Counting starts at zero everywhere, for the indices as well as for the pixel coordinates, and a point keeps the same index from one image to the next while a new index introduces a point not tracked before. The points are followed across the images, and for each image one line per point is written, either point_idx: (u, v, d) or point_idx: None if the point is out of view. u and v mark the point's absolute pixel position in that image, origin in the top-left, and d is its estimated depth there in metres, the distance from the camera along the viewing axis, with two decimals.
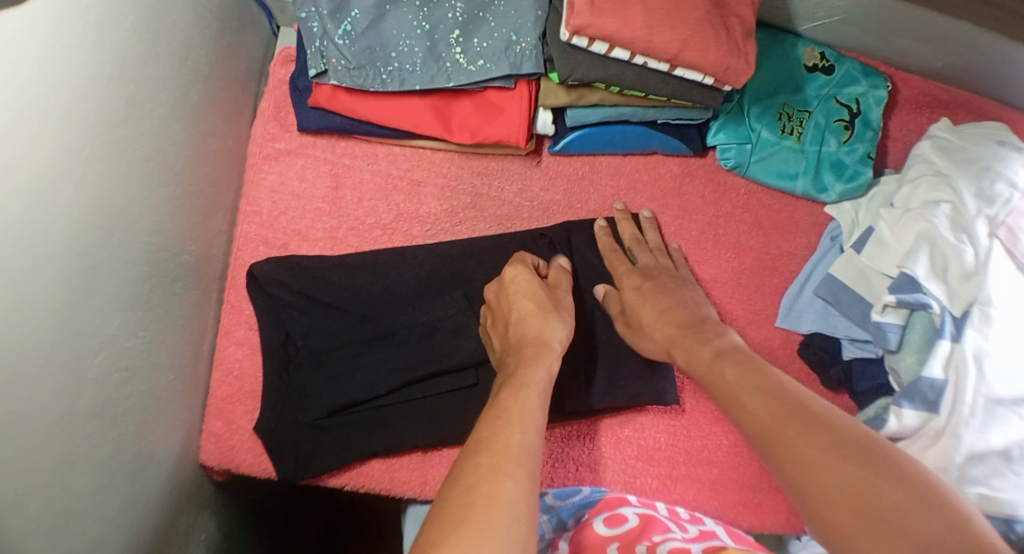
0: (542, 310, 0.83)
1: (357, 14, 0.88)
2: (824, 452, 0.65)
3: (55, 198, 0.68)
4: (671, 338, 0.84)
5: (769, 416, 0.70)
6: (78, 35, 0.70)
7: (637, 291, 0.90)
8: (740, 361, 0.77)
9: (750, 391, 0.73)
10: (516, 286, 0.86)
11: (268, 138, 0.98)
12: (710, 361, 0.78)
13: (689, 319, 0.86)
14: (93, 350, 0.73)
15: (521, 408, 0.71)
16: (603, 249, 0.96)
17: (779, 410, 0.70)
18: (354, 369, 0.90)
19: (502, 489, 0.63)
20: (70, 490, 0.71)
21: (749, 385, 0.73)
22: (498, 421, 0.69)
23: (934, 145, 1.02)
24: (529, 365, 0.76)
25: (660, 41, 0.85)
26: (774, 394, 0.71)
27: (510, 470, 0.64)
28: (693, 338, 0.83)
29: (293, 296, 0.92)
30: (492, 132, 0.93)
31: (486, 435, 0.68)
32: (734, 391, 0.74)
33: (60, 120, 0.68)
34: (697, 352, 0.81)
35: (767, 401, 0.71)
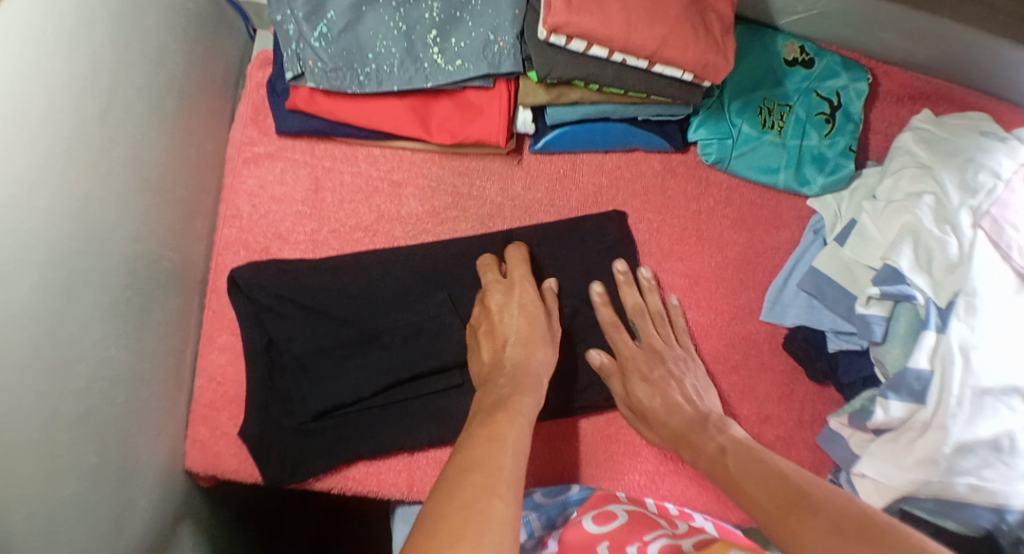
0: (534, 333, 0.84)
1: (334, 16, 0.87)
2: (828, 526, 0.66)
3: (29, 210, 0.67)
4: (678, 433, 0.87)
5: (777, 503, 0.72)
6: (49, 45, 0.69)
7: (647, 386, 0.90)
8: (742, 454, 0.80)
9: (758, 480, 0.75)
10: (513, 299, 0.87)
11: (247, 141, 0.97)
12: (716, 456, 0.82)
13: (695, 413, 0.88)
14: (73, 361, 0.72)
15: (516, 435, 0.72)
16: (606, 324, 0.95)
17: (774, 497, 0.72)
18: (338, 374, 0.89)
19: (494, 508, 0.63)
20: (53, 503, 0.70)
21: (751, 474, 0.77)
22: (491, 444, 0.70)
23: (916, 137, 1.02)
24: (517, 395, 0.78)
25: (638, 38, 0.84)
26: (780, 481, 0.74)
27: (503, 492, 0.65)
28: (699, 433, 0.86)
29: (275, 301, 0.92)
30: (472, 131, 0.93)
31: (478, 457, 0.68)
32: (738, 485, 0.77)
33: (32, 132, 0.67)
34: (703, 448, 0.84)
35: (772, 488, 0.74)
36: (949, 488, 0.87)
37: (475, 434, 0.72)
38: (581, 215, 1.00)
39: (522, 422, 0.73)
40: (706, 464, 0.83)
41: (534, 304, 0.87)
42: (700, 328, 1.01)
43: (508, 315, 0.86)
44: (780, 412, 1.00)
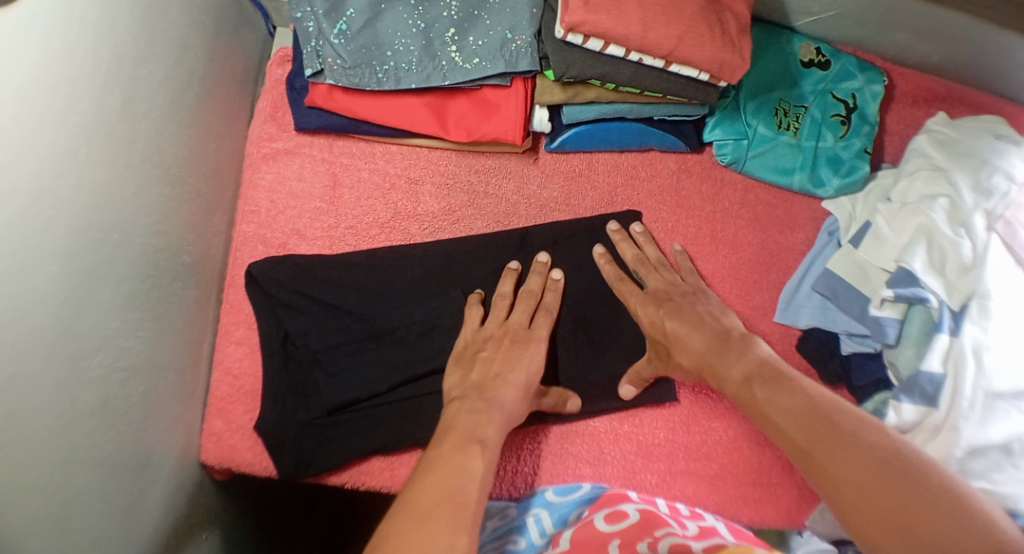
0: (526, 383, 0.86)
1: (353, 13, 0.88)
2: (861, 469, 0.74)
3: (52, 199, 0.68)
4: (704, 359, 0.89)
5: (855, 470, 0.75)
6: (73, 37, 0.70)
7: (654, 319, 0.92)
8: (768, 381, 0.84)
9: (836, 440, 0.77)
10: (524, 341, 0.89)
11: (266, 137, 0.98)
12: (746, 378, 0.85)
13: (719, 338, 0.89)
14: (92, 350, 0.73)
15: (477, 468, 0.76)
16: (611, 279, 0.96)
17: (806, 431, 0.79)
18: (352, 369, 0.90)
19: (436, 536, 0.69)
20: (70, 490, 0.71)
21: (781, 402, 0.82)
22: (448, 474, 0.75)
23: (931, 139, 1.02)
24: (486, 427, 0.81)
25: (655, 37, 0.85)
26: (864, 449, 0.76)
27: (446, 523, 0.70)
28: (722, 360, 0.87)
29: (292, 296, 0.93)
30: (489, 130, 0.93)
31: (434, 484, 0.74)
32: (768, 414, 0.82)
33: (56, 122, 0.68)
34: (728, 373, 0.87)
35: (859, 456, 0.75)
36: None
37: (434, 455, 0.77)
38: (595, 215, 1.00)
39: (480, 464, 0.77)
40: (742, 398, 0.85)
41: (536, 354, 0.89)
42: None
43: (514, 354, 0.88)
44: None
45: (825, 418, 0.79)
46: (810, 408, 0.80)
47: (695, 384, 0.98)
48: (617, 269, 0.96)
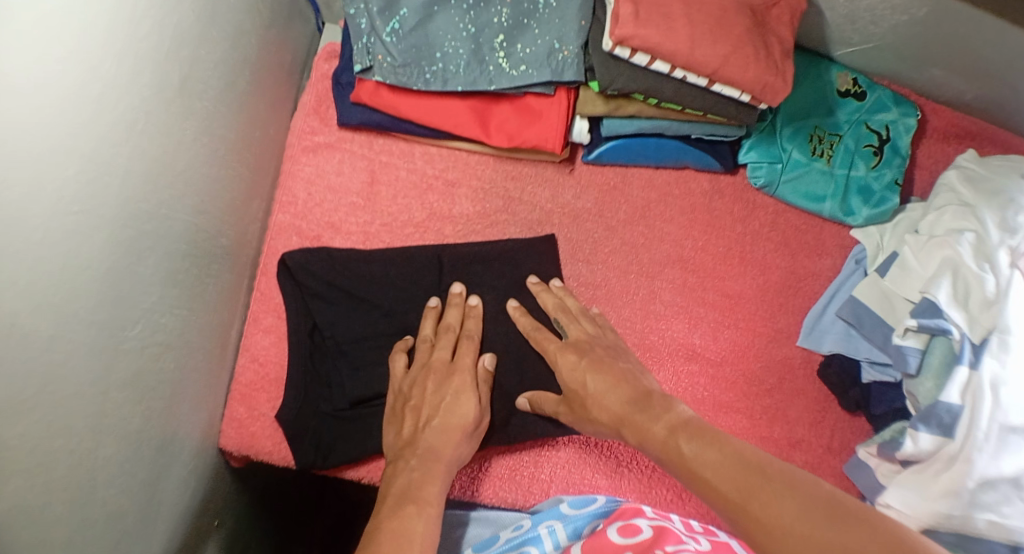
0: (461, 425, 0.84)
1: (406, 13, 0.90)
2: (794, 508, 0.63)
3: (109, 166, 0.69)
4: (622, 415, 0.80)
5: (713, 476, 0.69)
6: (140, 9, 0.71)
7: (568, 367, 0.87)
8: (696, 434, 0.72)
9: (685, 459, 0.71)
10: (426, 373, 0.87)
11: (308, 130, 1.00)
12: (619, 403, 0.80)
13: (573, 398, 0.86)
14: (130, 321, 0.74)
15: (433, 497, 0.78)
16: (527, 330, 0.92)
17: (726, 478, 0.67)
18: (380, 362, 0.91)
19: None
20: (97, 459, 0.71)
21: (701, 453, 0.71)
22: (405, 510, 0.75)
23: (961, 175, 1.04)
24: (428, 481, 0.79)
25: (701, 55, 0.86)
26: (713, 453, 0.70)
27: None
28: (643, 418, 0.77)
29: (326, 288, 0.93)
30: (530, 137, 0.95)
31: (389, 527, 0.73)
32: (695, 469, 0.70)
33: (118, 91, 0.69)
34: (649, 430, 0.76)
35: (708, 462, 0.70)
36: (969, 523, 0.87)
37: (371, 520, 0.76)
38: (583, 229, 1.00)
39: (438, 488, 0.78)
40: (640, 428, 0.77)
41: (467, 395, 0.86)
42: (738, 348, 1.01)
43: (433, 399, 0.85)
44: (812, 437, 1.00)
45: (680, 438, 0.73)
46: (669, 433, 0.74)
47: (717, 402, 0.99)
48: (532, 320, 0.93)
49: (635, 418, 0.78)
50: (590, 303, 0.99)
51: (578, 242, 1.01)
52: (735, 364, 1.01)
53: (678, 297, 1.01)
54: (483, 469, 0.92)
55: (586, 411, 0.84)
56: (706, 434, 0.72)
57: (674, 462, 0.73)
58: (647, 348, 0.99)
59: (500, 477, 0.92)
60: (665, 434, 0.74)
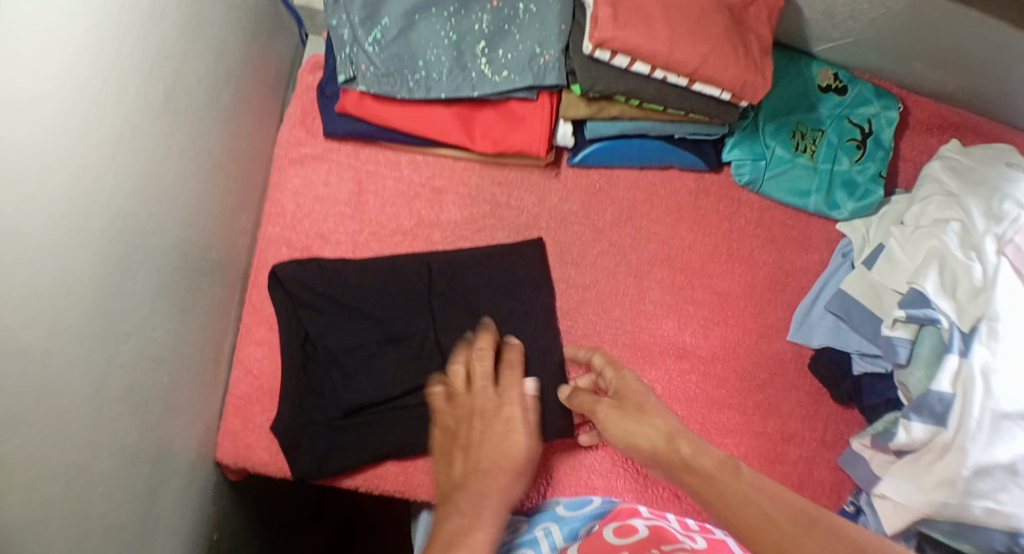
0: (511, 457, 0.81)
1: (388, 22, 0.91)
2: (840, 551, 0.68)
3: (98, 182, 0.70)
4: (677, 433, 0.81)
5: (758, 518, 0.72)
6: (125, 26, 0.72)
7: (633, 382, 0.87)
8: (751, 476, 0.76)
9: (735, 500, 0.74)
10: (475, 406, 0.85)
11: (295, 142, 1.00)
12: (671, 429, 0.81)
13: (628, 406, 0.84)
14: (123, 335, 0.75)
15: (487, 536, 0.73)
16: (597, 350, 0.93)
17: (788, 517, 0.71)
18: (371, 370, 0.91)
19: None
20: (92, 474, 0.71)
21: (755, 493, 0.74)
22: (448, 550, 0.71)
23: (944, 165, 1.04)
24: (478, 521, 0.74)
25: (680, 56, 0.87)
26: (761, 497, 0.73)
27: None
28: (699, 448, 0.79)
29: (315, 297, 0.93)
30: (514, 141, 0.95)
31: None
32: (754, 501, 0.73)
33: (104, 107, 0.70)
34: (704, 460, 0.78)
35: (755, 505, 0.72)
36: (966, 511, 0.87)
37: None
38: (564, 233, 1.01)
39: (487, 534, 0.73)
40: (682, 461, 0.79)
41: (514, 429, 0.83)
42: (729, 345, 1.02)
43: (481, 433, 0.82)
44: (805, 431, 1.01)
45: (731, 478, 0.76)
46: (719, 468, 0.77)
47: (709, 399, 0.99)
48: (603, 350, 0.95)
49: (677, 453, 0.79)
50: (580, 305, 1.00)
51: (566, 245, 1.02)
52: (726, 361, 1.01)
53: (668, 296, 1.02)
54: None
55: (641, 419, 0.82)
56: (753, 479, 0.75)
57: (717, 500, 0.75)
58: (638, 348, 0.99)
59: None
60: (715, 469, 0.77)
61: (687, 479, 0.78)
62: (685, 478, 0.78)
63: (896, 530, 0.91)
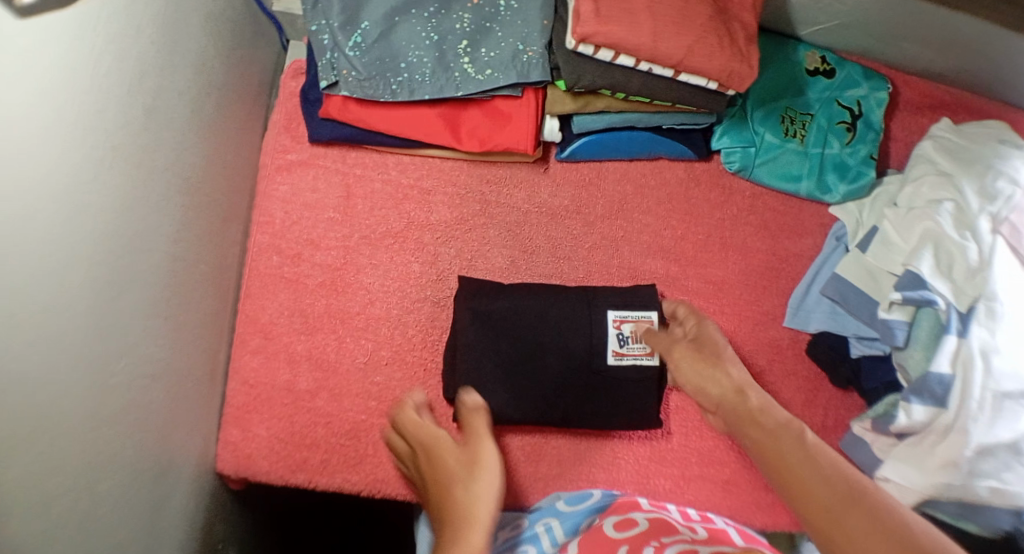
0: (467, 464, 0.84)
1: (368, 25, 0.90)
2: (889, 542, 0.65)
3: (81, 204, 0.69)
4: (738, 388, 0.84)
5: (824, 497, 0.71)
6: (102, 46, 0.71)
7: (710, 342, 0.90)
8: (798, 444, 0.76)
9: (796, 458, 0.75)
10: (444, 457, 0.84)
11: (281, 149, 1.00)
12: (732, 388, 0.84)
13: (705, 357, 0.88)
14: (116, 357, 0.75)
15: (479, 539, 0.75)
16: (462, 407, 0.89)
17: (831, 490, 0.71)
18: (562, 389, 0.92)
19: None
20: (92, 496, 0.72)
21: (806, 464, 0.74)
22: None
23: (936, 145, 1.04)
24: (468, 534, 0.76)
25: (665, 47, 0.86)
26: (828, 467, 0.73)
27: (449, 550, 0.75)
28: (764, 411, 0.81)
29: (505, 335, 0.92)
30: (501, 139, 0.95)
31: None
32: (806, 479, 0.73)
33: (84, 128, 0.69)
34: (761, 421, 0.80)
35: (820, 474, 0.73)
36: (970, 491, 0.88)
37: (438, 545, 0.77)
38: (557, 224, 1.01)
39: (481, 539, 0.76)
40: (738, 413, 0.82)
41: (489, 476, 0.83)
42: (725, 334, 1.02)
43: (456, 474, 0.83)
44: (805, 417, 1.01)
45: (793, 439, 0.77)
46: (779, 428, 0.78)
47: None
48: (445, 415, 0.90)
49: (734, 402, 0.83)
50: None
51: (558, 240, 1.01)
52: None
53: (663, 288, 1.02)
54: None
55: (716, 367, 0.87)
56: (815, 443, 0.76)
57: (774, 458, 0.76)
58: None
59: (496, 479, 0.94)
60: (777, 427, 0.79)
61: (750, 432, 0.80)
62: (743, 431, 0.81)
63: None
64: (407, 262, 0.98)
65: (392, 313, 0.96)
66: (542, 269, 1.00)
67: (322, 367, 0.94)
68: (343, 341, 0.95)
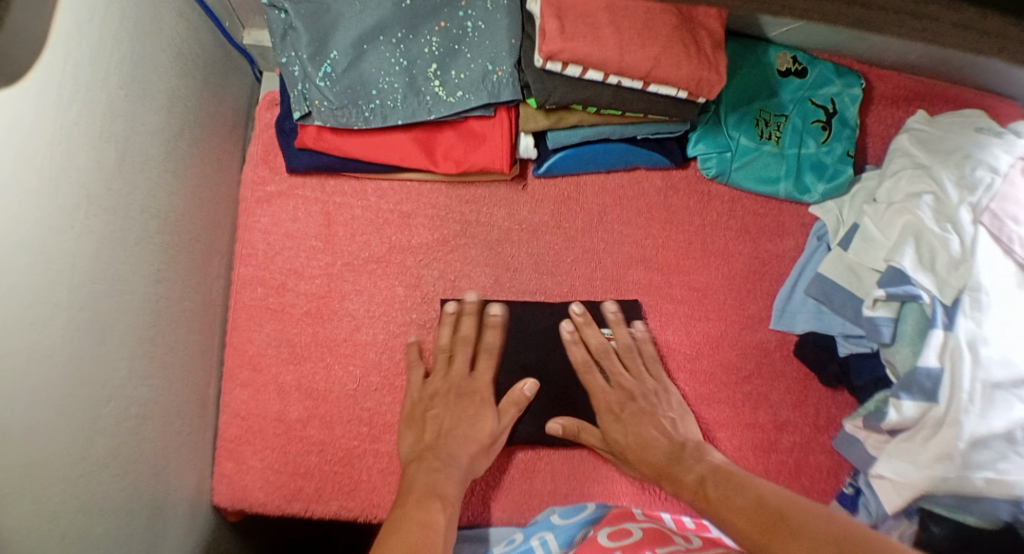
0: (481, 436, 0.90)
1: (337, 55, 0.90)
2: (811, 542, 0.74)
3: (56, 253, 0.69)
4: (678, 447, 0.92)
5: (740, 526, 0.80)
6: (66, 96, 0.70)
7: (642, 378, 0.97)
8: (719, 483, 0.86)
9: (736, 510, 0.82)
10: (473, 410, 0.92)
11: (259, 181, 1.00)
12: (664, 448, 0.92)
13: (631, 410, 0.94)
14: (103, 400, 0.75)
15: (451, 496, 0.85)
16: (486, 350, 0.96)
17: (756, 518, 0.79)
18: (557, 401, 0.96)
19: (431, 517, 0.81)
20: (87, 539, 0.72)
21: (742, 510, 0.81)
22: (424, 505, 0.82)
23: (913, 138, 1.04)
24: (446, 485, 0.86)
25: (632, 59, 0.86)
26: (750, 498, 0.82)
27: (438, 502, 0.83)
28: (681, 464, 0.90)
29: (502, 345, 0.97)
30: (477, 160, 0.96)
31: (412, 513, 0.81)
32: (724, 511, 0.83)
33: (54, 178, 0.69)
34: (684, 480, 0.89)
35: (739, 503, 0.82)
36: (966, 483, 0.87)
37: (404, 496, 0.84)
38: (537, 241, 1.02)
39: (455, 500, 0.85)
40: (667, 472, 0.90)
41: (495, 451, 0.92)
42: (712, 339, 1.02)
43: (473, 436, 0.90)
44: (796, 418, 1.02)
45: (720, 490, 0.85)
46: (710, 481, 0.86)
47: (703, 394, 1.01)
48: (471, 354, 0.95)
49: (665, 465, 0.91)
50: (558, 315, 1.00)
51: (540, 255, 1.02)
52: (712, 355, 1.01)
53: (646, 297, 1.02)
54: (473, 491, 0.94)
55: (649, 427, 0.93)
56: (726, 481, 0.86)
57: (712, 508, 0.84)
58: None
59: (492, 497, 0.95)
60: (696, 482, 0.87)
61: (684, 493, 0.88)
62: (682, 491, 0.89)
63: (897, 508, 0.91)
64: (390, 286, 0.98)
65: (378, 339, 0.97)
66: (525, 285, 1.00)
67: (312, 396, 0.94)
68: (331, 369, 0.95)
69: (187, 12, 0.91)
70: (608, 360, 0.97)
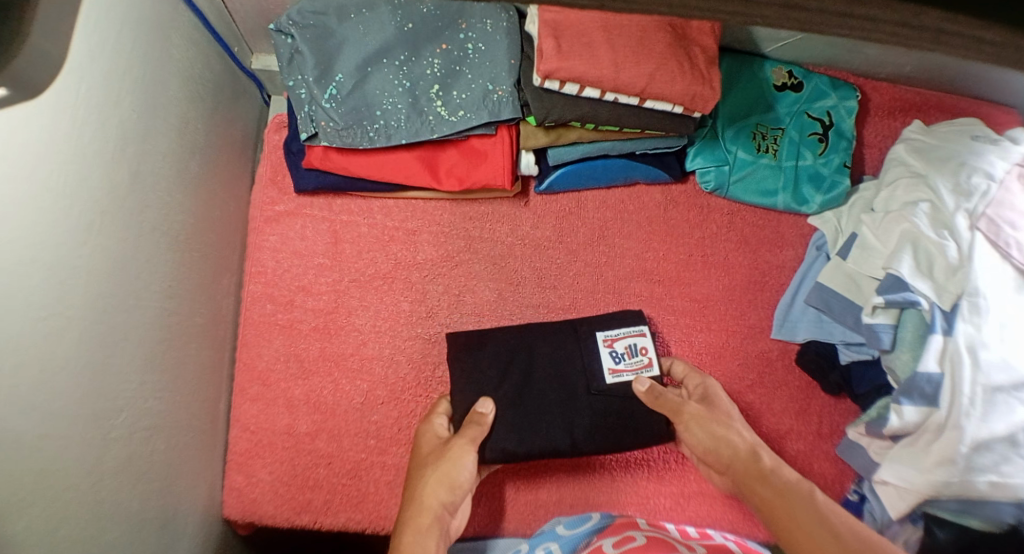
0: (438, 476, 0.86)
1: (342, 77, 0.93)
2: None
3: (70, 268, 0.71)
4: (752, 450, 0.87)
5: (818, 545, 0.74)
6: (81, 116, 0.72)
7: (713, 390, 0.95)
8: (807, 503, 0.79)
9: (803, 526, 0.77)
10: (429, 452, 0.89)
11: (268, 201, 1.03)
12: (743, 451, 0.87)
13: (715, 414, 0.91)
14: (115, 411, 0.77)
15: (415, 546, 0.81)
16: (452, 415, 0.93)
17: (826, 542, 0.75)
18: (562, 411, 0.93)
19: None
20: (100, 545, 0.74)
21: (818, 528, 0.76)
22: None
23: (909, 148, 1.06)
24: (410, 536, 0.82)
25: (627, 77, 0.89)
26: (823, 522, 0.77)
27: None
28: (762, 470, 0.85)
29: (503, 364, 0.94)
30: (479, 177, 0.98)
31: None
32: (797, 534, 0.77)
33: (69, 197, 0.71)
34: (761, 483, 0.84)
35: (810, 528, 0.77)
36: (969, 486, 0.88)
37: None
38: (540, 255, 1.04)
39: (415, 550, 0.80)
40: (745, 474, 0.86)
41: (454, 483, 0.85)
42: (714, 350, 1.04)
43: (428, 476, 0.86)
44: (799, 426, 1.03)
45: (799, 500, 0.80)
46: (789, 490, 0.82)
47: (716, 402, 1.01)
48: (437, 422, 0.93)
49: (745, 464, 0.87)
50: None
51: (542, 270, 1.04)
52: (714, 365, 1.03)
53: (647, 309, 1.04)
54: (480, 503, 0.96)
55: (727, 430, 0.90)
56: (826, 503, 0.79)
57: (784, 520, 0.79)
58: None
59: (498, 508, 0.96)
60: (775, 492, 0.82)
61: (760, 496, 0.83)
62: (755, 496, 0.84)
63: (901, 513, 0.91)
64: (396, 301, 1.01)
65: (384, 353, 0.99)
66: (528, 299, 1.02)
67: (319, 410, 0.96)
68: (339, 383, 0.97)
69: (197, 39, 0.95)
70: (614, 359, 0.96)
